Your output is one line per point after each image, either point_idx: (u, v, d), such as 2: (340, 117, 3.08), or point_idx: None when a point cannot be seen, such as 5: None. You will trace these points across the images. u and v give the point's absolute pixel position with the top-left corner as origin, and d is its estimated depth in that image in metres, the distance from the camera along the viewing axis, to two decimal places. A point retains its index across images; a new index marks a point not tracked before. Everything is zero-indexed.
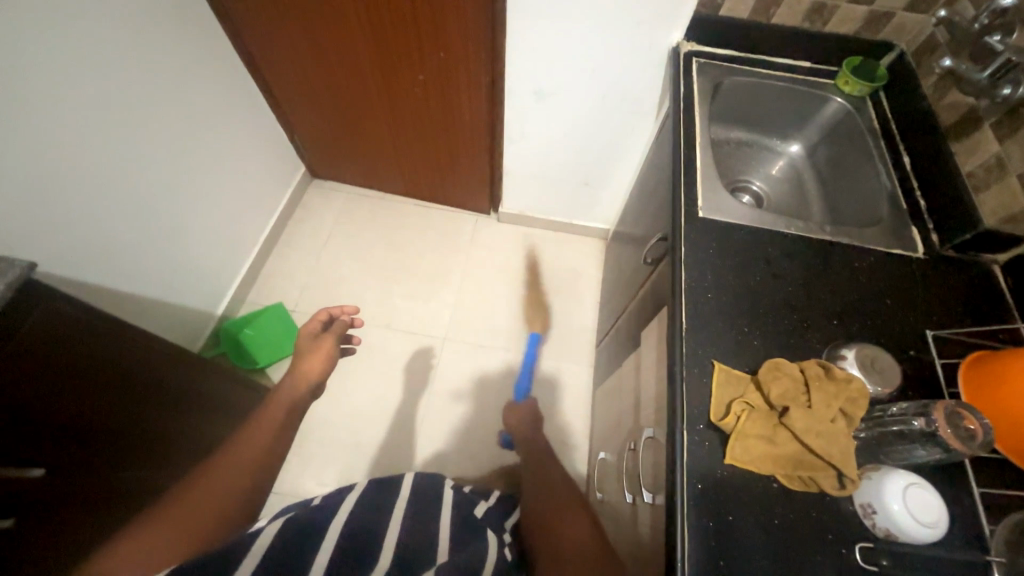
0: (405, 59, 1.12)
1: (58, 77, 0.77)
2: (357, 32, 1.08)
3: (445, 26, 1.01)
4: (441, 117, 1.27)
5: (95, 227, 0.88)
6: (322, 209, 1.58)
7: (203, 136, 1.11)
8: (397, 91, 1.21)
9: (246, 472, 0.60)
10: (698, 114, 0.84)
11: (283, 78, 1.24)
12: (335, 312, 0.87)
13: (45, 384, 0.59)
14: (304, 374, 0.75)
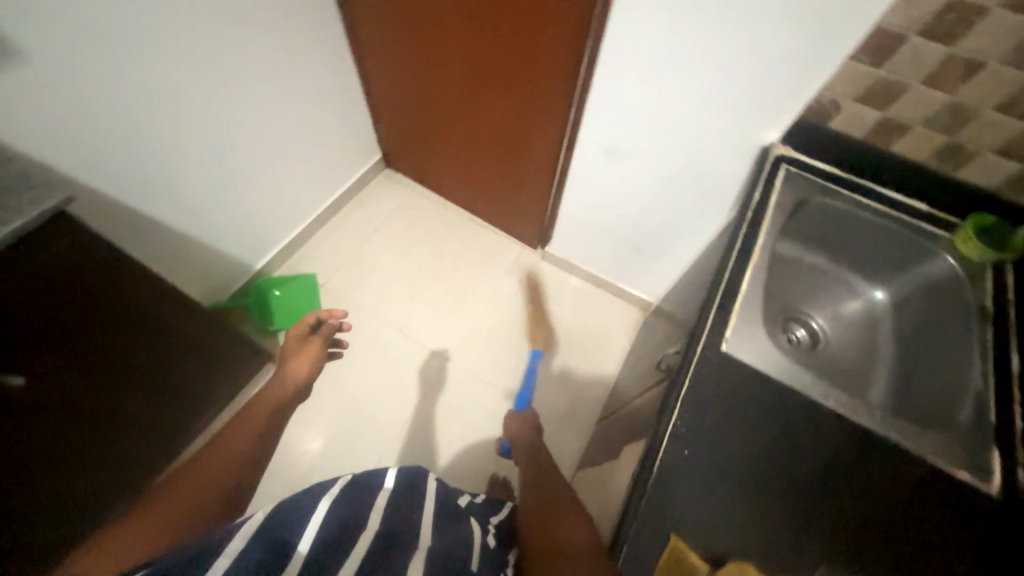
0: (490, 84, 1.12)
1: (168, 30, 0.86)
2: (453, 47, 1.09)
3: (535, 61, 0.99)
4: (510, 146, 1.25)
5: (162, 165, 0.97)
6: (383, 197, 1.63)
7: (288, 106, 1.19)
8: (476, 111, 1.22)
9: (232, 464, 0.61)
10: (765, 228, 0.75)
11: (380, 70, 1.30)
12: (322, 317, 0.93)
13: (38, 304, 0.64)
14: (290, 375, 0.83)
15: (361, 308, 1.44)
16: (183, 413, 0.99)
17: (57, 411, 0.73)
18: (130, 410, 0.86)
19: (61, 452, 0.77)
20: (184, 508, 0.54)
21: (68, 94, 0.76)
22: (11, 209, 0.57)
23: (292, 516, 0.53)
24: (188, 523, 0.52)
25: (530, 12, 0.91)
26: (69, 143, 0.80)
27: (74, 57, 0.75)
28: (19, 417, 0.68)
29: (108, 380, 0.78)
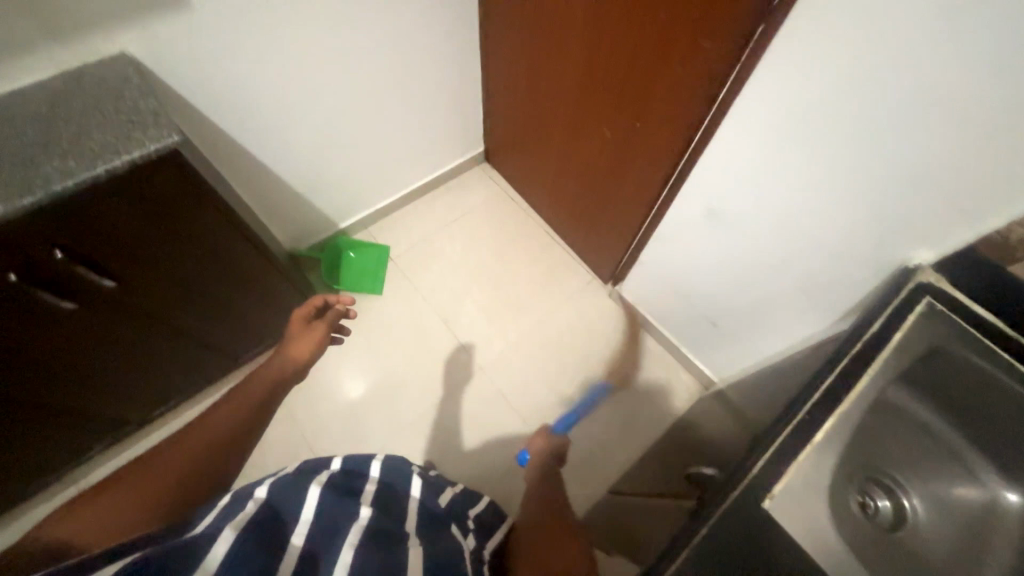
0: (601, 111, 1.06)
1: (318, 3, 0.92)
2: (574, 66, 1.04)
3: (657, 97, 0.89)
4: (608, 175, 1.17)
5: (283, 121, 1.05)
6: (472, 189, 1.64)
7: (407, 87, 1.23)
8: (581, 133, 1.16)
9: (218, 437, 0.60)
10: (875, 373, 0.62)
11: (501, 69, 1.29)
12: (327, 302, 0.93)
13: (132, 227, 0.71)
14: (292, 358, 0.81)
15: (419, 292, 1.47)
16: (235, 338, 1.09)
17: (130, 312, 0.83)
18: (190, 324, 0.96)
19: (129, 346, 0.89)
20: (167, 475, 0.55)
21: (222, 48, 0.85)
22: (136, 140, 0.65)
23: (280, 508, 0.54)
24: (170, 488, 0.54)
25: (664, 46, 0.81)
26: (212, 89, 0.89)
27: (235, 16, 0.83)
28: (106, 311, 0.80)
29: (172, 295, 0.87)
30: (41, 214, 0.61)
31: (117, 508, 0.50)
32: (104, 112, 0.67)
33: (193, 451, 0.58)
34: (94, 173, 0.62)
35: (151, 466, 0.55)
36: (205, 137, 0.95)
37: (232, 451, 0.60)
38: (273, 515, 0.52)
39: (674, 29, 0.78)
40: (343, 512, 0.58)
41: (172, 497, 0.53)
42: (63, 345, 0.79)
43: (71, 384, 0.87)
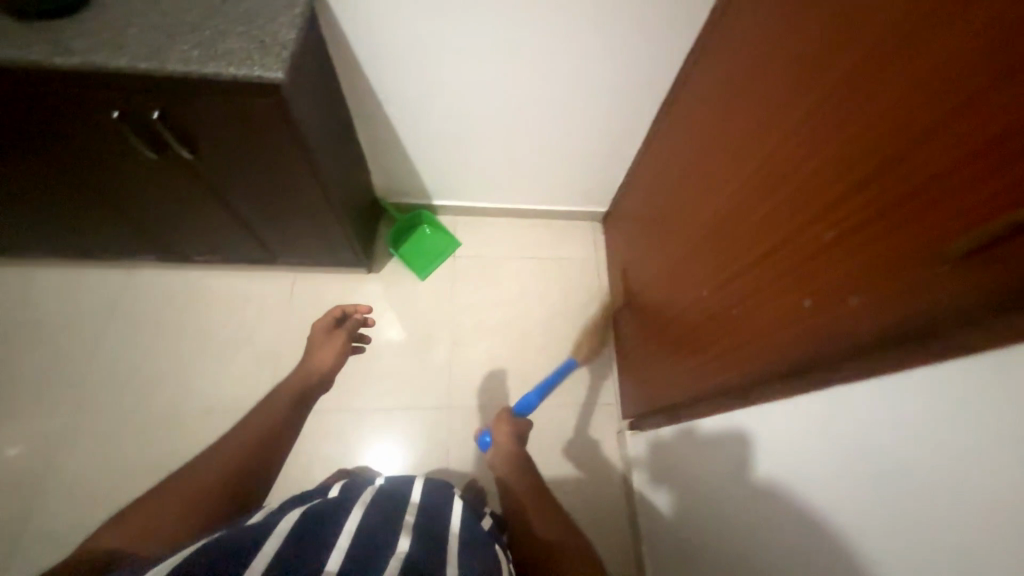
0: (708, 268, 0.85)
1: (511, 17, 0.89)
2: (710, 205, 0.85)
3: (764, 304, 0.68)
4: (681, 332, 0.97)
5: (426, 96, 1.06)
6: (569, 241, 1.53)
7: (558, 123, 1.16)
8: (682, 271, 0.97)
9: (251, 440, 0.71)
10: None
11: (655, 155, 1.14)
12: (346, 310, 0.96)
13: (217, 127, 0.77)
14: (316, 363, 0.88)
15: (456, 299, 1.42)
16: (278, 243, 1.16)
17: (198, 184, 0.92)
18: (244, 215, 1.04)
19: (190, 204, 0.99)
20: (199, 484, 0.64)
21: (401, 15, 0.87)
22: (248, 62, 0.69)
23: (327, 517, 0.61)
24: (200, 499, 0.63)
25: (801, 262, 0.61)
26: (376, 43, 0.92)
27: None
28: (179, 174, 0.89)
29: (236, 190, 0.94)
30: (155, 84, 0.68)
31: (159, 517, 0.59)
32: (249, 27, 0.72)
33: (226, 459, 0.67)
34: (203, 73, 0.67)
35: (199, 468, 0.66)
36: (350, 75, 0.99)
37: (261, 462, 0.69)
38: (319, 521, 0.60)
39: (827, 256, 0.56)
40: (381, 526, 0.62)
41: (201, 505, 0.62)
42: (140, 179, 0.90)
43: (137, 206, 0.99)
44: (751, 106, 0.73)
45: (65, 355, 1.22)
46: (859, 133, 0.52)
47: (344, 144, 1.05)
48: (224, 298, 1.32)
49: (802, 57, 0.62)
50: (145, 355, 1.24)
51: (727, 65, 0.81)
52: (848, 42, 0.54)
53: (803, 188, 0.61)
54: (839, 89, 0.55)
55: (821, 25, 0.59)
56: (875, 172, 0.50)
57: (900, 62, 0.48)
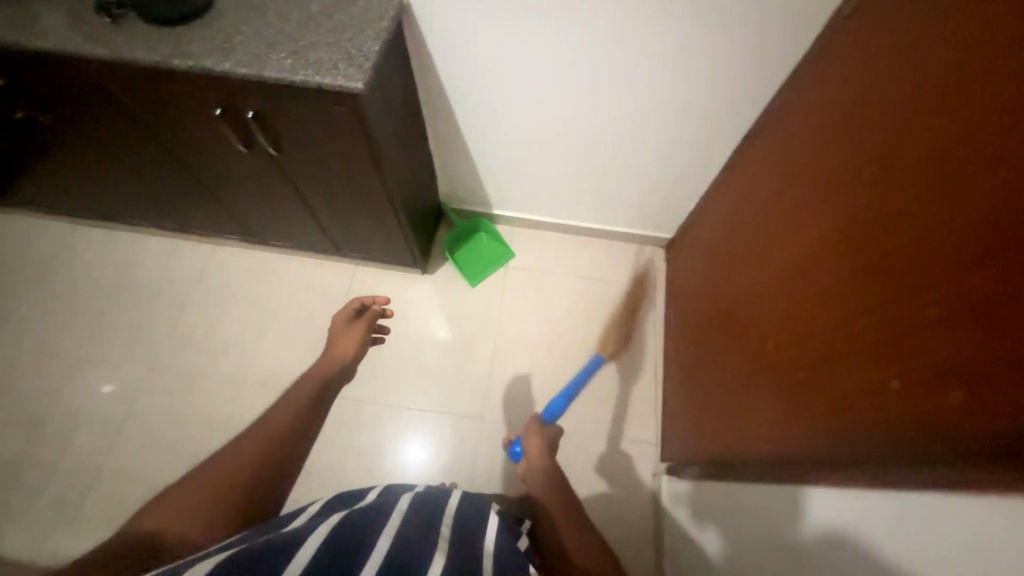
0: (779, 319, 0.76)
1: (591, 36, 0.87)
2: (790, 250, 0.76)
3: (839, 384, 0.59)
4: (740, 396, 0.87)
5: (496, 108, 1.07)
6: (627, 265, 1.47)
7: (629, 145, 1.12)
8: (749, 317, 0.88)
9: (267, 438, 0.70)
10: None
11: (734, 185, 1.05)
12: (364, 303, 1.02)
13: (300, 129, 0.82)
14: (338, 352, 0.93)
15: (503, 310, 1.41)
16: (343, 237, 1.23)
17: (279, 178, 0.99)
18: (316, 209, 1.10)
19: (271, 194, 1.07)
20: (229, 473, 0.65)
21: (481, 29, 0.88)
22: (333, 71, 0.73)
23: (364, 522, 0.63)
24: (232, 485, 0.63)
25: (884, 338, 0.52)
26: (454, 55, 0.95)
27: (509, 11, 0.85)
28: (264, 168, 0.96)
29: (311, 186, 1.00)
30: (253, 88, 0.75)
31: (193, 501, 0.60)
32: (340, 38, 0.77)
33: (246, 458, 0.67)
34: (293, 82, 0.72)
35: (216, 472, 0.65)
36: (427, 84, 1.03)
37: (284, 460, 0.69)
38: (356, 526, 0.61)
39: (924, 334, 0.47)
40: (417, 533, 0.64)
41: (233, 490, 0.63)
42: (233, 168, 0.99)
43: (228, 191, 1.09)
44: (852, 148, 0.64)
45: (156, 315, 1.38)
46: (963, 198, 0.45)
47: (413, 149, 1.09)
48: (289, 281, 1.42)
49: (892, 113, 0.57)
50: (218, 323, 1.37)
51: (830, 98, 0.72)
52: (971, 92, 0.47)
53: (901, 249, 0.52)
54: (947, 146, 0.48)
55: (916, 81, 0.55)
56: (987, 247, 0.42)
57: (1008, 122, 0.42)
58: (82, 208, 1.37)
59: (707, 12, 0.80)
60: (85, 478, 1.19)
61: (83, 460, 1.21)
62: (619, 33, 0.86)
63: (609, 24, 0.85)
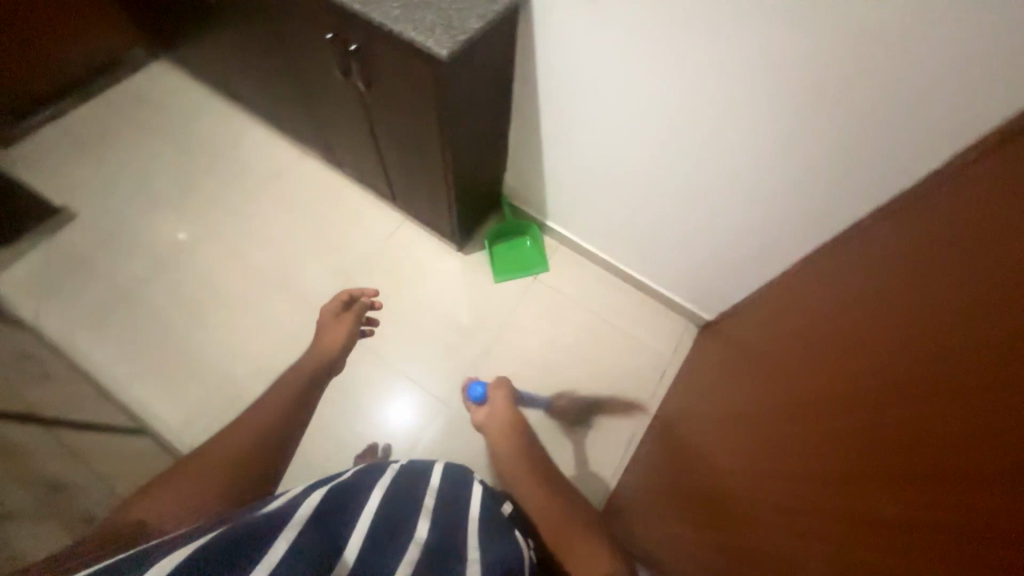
0: (742, 458, 0.67)
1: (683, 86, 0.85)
2: (775, 391, 0.65)
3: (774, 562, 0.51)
4: (681, 508, 0.80)
5: (575, 124, 1.07)
6: (651, 327, 1.39)
7: (691, 209, 1.07)
8: (721, 434, 0.78)
9: (264, 429, 0.73)
10: None
11: (780, 286, 0.93)
12: (352, 295, 1.12)
13: (387, 73, 0.90)
14: (330, 339, 1.03)
15: (512, 315, 1.40)
16: (399, 187, 1.30)
17: (361, 111, 1.08)
18: (383, 152, 1.18)
19: (353, 124, 1.17)
20: (213, 463, 0.65)
21: (584, 45, 0.90)
22: (429, 32, 0.79)
23: (344, 502, 0.61)
24: (224, 476, 0.64)
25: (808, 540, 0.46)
26: (554, 61, 0.97)
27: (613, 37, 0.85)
28: (353, 98, 1.06)
29: (383, 129, 1.08)
30: (361, 23, 0.83)
31: (190, 487, 0.61)
32: (453, 8, 0.83)
33: (245, 445, 0.69)
34: (393, 29, 0.79)
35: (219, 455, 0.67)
36: (523, 78, 1.06)
37: (278, 446, 0.72)
38: (335, 508, 0.59)
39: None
40: (399, 517, 0.62)
41: (225, 477, 0.64)
42: (330, 89, 1.09)
43: (322, 108, 1.21)
44: (857, 311, 0.53)
45: (232, 190, 1.55)
46: (922, 441, 0.35)
47: (488, 132, 1.12)
48: (344, 208, 1.53)
49: (891, 279, 0.48)
50: (273, 218, 1.51)
51: (870, 239, 0.60)
52: (960, 311, 0.36)
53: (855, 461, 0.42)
54: (924, 363, 0.38)
55: (904, 270, 0.46)
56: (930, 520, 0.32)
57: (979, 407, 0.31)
58: (217, 80, 1.57)
59: (814, 102, 0.74)
60: (119, 296, 1.37)
61: (124, 281, 1.39)
62: (716, 92, 0.82)
63: (709, 81, 0.81)
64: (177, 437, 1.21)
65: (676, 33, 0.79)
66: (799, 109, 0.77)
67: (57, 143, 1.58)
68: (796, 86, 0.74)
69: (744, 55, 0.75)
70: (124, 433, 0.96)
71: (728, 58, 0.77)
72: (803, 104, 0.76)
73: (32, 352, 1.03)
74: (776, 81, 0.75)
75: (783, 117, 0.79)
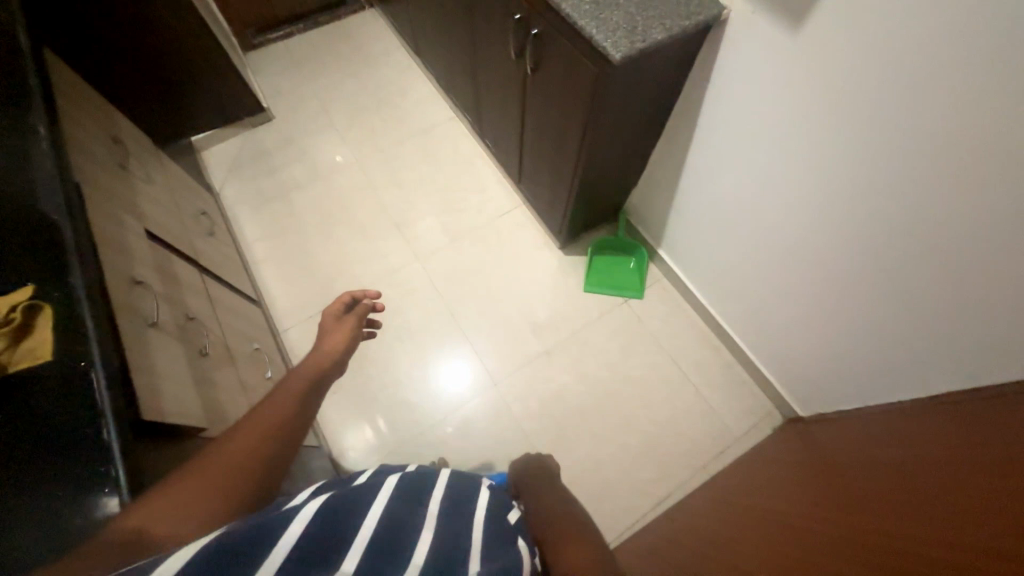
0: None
1: (859, 157, 0.74)
2: (861, 539, 0.52)
3: None
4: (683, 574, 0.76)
5: (722, 161, 1.00)
6: (729, 397, 1.26)
7: (819, 290, 0.94)
8: (765, 544, 0.67)
9: (262, 437, 0.57)
10: None
11: (903, 413, 0.76)
12: (353, 297, 0.82)
13: (556, 63, 0.93)
14: (321, 352, 0.73)
15: (587, 328, 1.38)
16: (527, 171, 1.34)
17: (520, 92, 1.13)
18: (525, 134, 1.23)
19: (508, 102, 1.23)
20: (211, 476, 0.52)
21: (762, 82, 0.83)
22: (608, 33, 0.80)
23: (348, 509, 0.53)
24: (227, 493, 0.51)
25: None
26: (725, 89, 0.91)
27: (797, 84, 0.78)
28: (517, 78, 1.11)
29: (532, 113, 1.12)
30: (547, 9, 0.87)
31: (184, 501, 0.49)
32: (639, 14, 0.83)
33: (240, 459, 0.54)
34: (573, 22, 0.82)
35: (214, 464, 0.53)
36: (686, 100, 1.01)
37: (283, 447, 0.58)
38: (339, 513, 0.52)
39: None
40: (403, 534, 0.54)
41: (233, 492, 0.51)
42: (501, 65, 1.16)
43: (487, 81, 1.29)
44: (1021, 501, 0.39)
45: (389, 130, 1.74)
46: None
47: (630, 143, 1.10)
48: (472, 176, 1.63)
49: None
50: (412, 166, 1.66)
51: None
52: None
53: None
54: None
55: None
56: None
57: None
58: (411, 34, 1.76)
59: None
60: (278, 191, 1.63)
61: (286, 180, 1.65)
62: (901, 167, 0.69)
63: (895, 150, 0.69)
64: (278, 319, 1.42)
65: (875, 88, 0.68)
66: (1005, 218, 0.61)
67: (280, 56, 1.91)
68: (1008, 188, 0.59)
69: (952, 135, 0.62)
70: (246, 298, 1.16)
71: (929, 132, 0.64)
72: (1011, 213, 0.60)
73: (209, 212, 1.29)
74: (984, 175, 0.60)
75: (976, 219, 0.64)
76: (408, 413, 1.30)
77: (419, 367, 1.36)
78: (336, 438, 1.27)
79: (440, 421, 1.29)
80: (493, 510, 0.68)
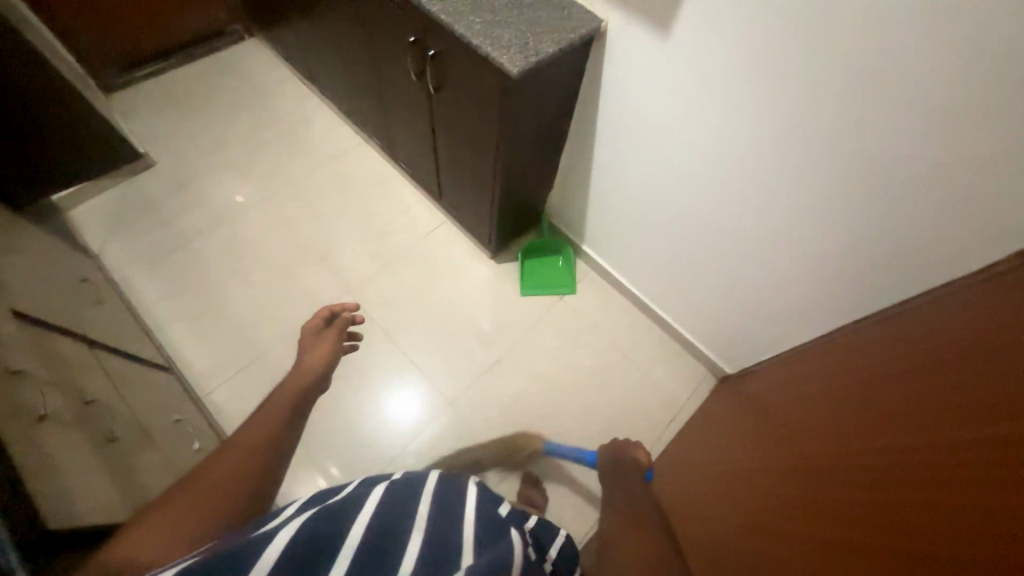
0: (762, 504, 0.65)
1: (737, 135, 0.87)
2: (809, 445, 0.64)
3: None
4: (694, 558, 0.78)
5: (625, 155, 1.10)
6: (668, 370, 1.36)
7: (728, 257, 1.06)
8: (738, 480, 0.77)
9: (250, 454, 0.55)
10: None
11: (814, 352, 0.90)
12: (334, 311, 0.83)
13: (458, 80, 0.96)
14: (305, 365, 0.73)
15: (531, 330, 1.41)
16: (447, 187, 1.35)
17: (427, 112, 1.14)
18: (439, 152, 1.24)
19: (416, 123, 1.23)
20: (202, 494, 0.50)
21: (645, 81, 0.93)
22: (502, 49, 0.84)
23: (331, 525, 0.52)
24: (219, 512, 0.49)
25: (801, 553, 0.52)
26: (614, 90, 1.00)
27: (677, 80, 0.88)
28: (422, 98, 1.12)
29: (443, 131, 1.14)
30: (441, 30, 0.90)
31: (176, 522, 0.47)
32: (528, 29, 0.88)
33: (226, 476, 0.52)
34: (468, 40, 0.85)
35: (198, 487, 0.51)
36: (584, 104, 1.09)
37: (273, 461, 0.56)
38: (322, 532, 0.51)
39: None
40: (389, 545, 0.53)
41: (221, 511, 0.49)
42: (404, 87, 1.17)
43: (393, 104, 1.28)
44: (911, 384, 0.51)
45: (294, 164, 1.65)
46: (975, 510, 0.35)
47: (541, 149, 1.16)
48: (390, 199, 1.60)
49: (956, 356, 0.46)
50: (324, 197, 1.59)
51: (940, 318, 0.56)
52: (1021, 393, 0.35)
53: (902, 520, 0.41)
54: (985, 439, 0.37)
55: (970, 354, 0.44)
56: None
57: (997, 502, 0.33)
58: (302, 63, 1.69)
59: (875, 163, 0.73)
60: (176, 242, 1.47)
61: (182, 230, 1.49)
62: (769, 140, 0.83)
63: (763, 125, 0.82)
64: (196, 385, 1.27)
65: (738, 74, 0.80)
66: (859, 168, 0.76)
67: (152, 96, 1.74)
68: (856, 142, 0.74)
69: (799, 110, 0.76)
70: (155, 367, 1.03)
71: (792, 106, 0.77)
72: (863, 160, 0.74)
73: (91, 276, 1.13)
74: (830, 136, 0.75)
75: (840, 171, 0.78)
76: (363, 454, 1.24)
77: (368, 402, 1.30)
78: (289, 498, 1.17)
79: (401, 454, 1.24)
80: (483, 510, 0.65)
